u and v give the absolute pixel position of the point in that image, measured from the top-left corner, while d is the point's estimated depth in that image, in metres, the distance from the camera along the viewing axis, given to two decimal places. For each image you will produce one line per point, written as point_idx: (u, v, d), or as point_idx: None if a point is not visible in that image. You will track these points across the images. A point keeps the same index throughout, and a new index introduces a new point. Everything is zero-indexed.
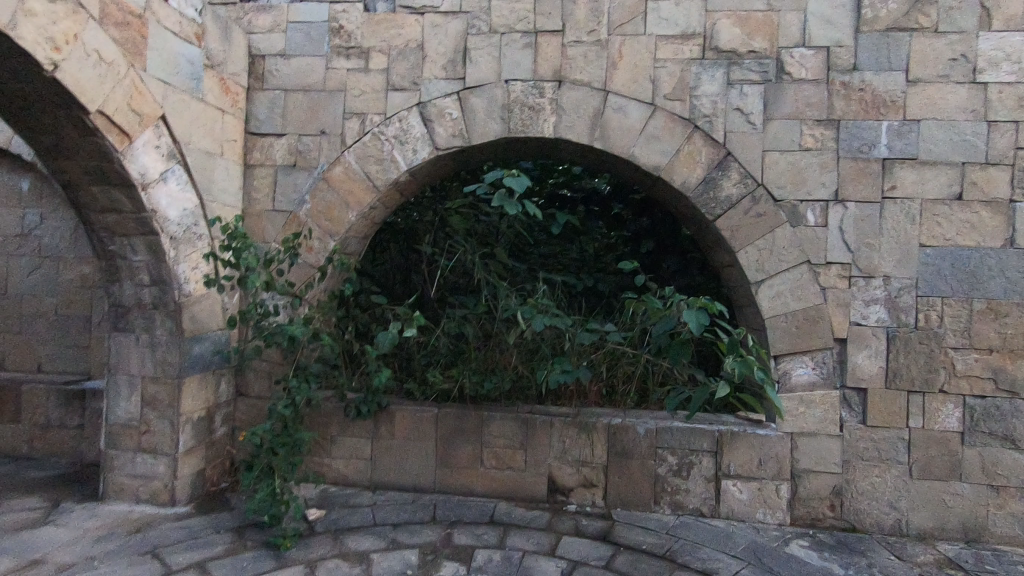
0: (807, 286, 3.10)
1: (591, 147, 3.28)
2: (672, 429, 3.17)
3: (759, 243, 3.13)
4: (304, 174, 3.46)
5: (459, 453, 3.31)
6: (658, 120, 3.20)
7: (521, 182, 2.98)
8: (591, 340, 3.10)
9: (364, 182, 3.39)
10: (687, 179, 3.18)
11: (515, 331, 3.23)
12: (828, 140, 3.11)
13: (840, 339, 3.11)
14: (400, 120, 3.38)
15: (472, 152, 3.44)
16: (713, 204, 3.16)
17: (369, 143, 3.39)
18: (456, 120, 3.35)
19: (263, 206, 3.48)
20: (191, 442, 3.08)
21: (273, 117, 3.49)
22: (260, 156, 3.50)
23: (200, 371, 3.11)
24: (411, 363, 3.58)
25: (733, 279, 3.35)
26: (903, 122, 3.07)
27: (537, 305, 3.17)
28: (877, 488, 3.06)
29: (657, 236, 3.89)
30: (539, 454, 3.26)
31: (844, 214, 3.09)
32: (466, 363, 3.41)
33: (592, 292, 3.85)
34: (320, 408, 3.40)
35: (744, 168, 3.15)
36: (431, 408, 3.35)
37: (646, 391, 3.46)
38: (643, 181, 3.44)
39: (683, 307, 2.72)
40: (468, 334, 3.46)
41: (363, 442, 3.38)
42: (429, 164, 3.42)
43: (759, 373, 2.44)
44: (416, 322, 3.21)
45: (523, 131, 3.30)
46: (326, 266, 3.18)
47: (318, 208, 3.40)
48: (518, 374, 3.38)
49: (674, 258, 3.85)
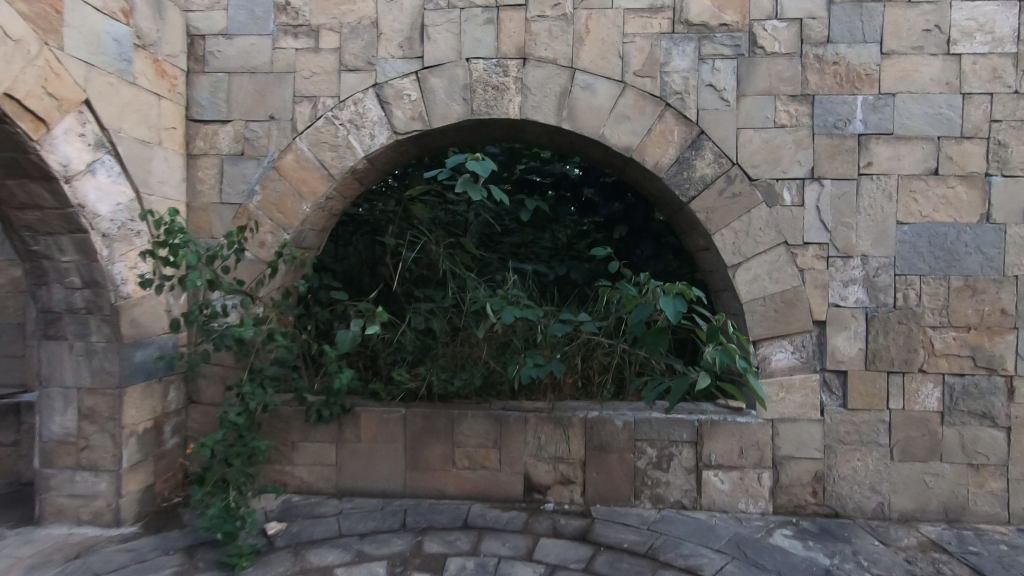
0: (784, 268, 3.00)
1: (559, 129, 3.12)
2: (650, 420, 3.05)
3: (735, 225, 3.01)
4: (253, 163, 3.22)
5: (429, 455, 3.15)
6: (629, 98, 3.05)
7: (485, 166, 2.79)
8: (564, 332, 2.94)
9: (319, 170, 3.17)
10: (659, 160, 3.04)
11: (484, 325, 3.05)
12: (803, 117, 3.01)
13: (818, 322, 3.03)
14: (355, 103, 3.16)
15: (434, 136, 3.24)
16: (688, 185, 3.03)
17: (322, 128, 3.17)
18: (415, 102, 3.14)
19: (209, 199, 3.22)
20: (136, 456, 2.85)
21: (216, 102, 3.23)
22: (203, 145, 3.24)
23: (144, 380, 2.86)
24: (377, 362, 3.37)
25: (709, 262, 3.24)
26: (877, 96, 2.98)
27: (508, 296, 3.00)
28: (858, 472, 3.00)
29: (630, 221, 3.75)
30: (513, 453, 3.11)
31: (821, 193, 3.00)
32: (433, 360, 3.22)
33: (565, 282, 3.69)
34: (279, 412, 3.18)
35: (718, 148, 3.03)
36: (398, 408, 3.17)
37: (623, 382, 3.32)
38: (614, 163, 3.29)
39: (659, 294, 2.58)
40: (435, 329, 3.26)
41: (327, 446, 3.18)
42: (388, 150, 3.21)
43: (742, 362, 2.32)
44: (379, 319, 3.01)
45: (486, 113, 3.12)
46: (276, 262, 2.90)
47: (270, 200, 3.16)
48: (489, 369, 3.20)
49: (649, 242, 3.72)
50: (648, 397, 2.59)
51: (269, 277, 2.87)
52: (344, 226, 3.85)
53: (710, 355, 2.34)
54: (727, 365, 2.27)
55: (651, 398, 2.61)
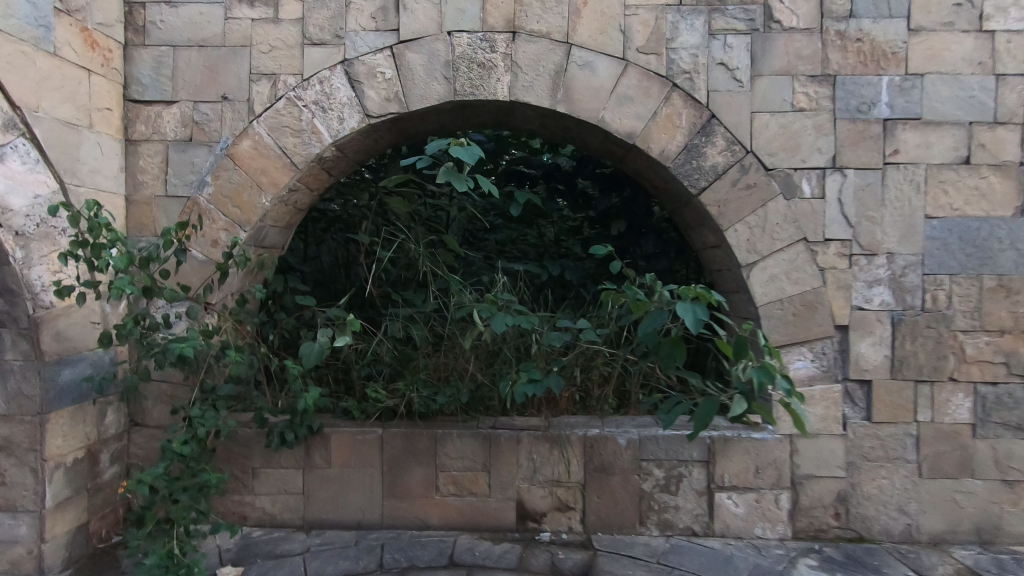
0: (803, 267, 2.71)
1: (554, 112, 2.77)
2: (657, 437, 2.74)
3: (750, 220, 2.71)
4: (204, 150, 2.80)
5: (410, 480, 2.78)
6: (631, 78, 2.72)
7: (471, 152, 2.41)
8: (563, 341, 2.60)
9: (280, 159, 2.78)
10: (666, 147, 2.72)
11: (471, 334, 2.69)
12: (824, 99, 2.71)
13: (840, 327, 2.74)
14: (322, 82, 2.77)
15: (412, 120, 2.87)
16: (697, 175, 2.72)
17: (284, 110, 2.77)
18: (390, 81, 2.76)
19: (153, 191, 2.80)
20: (65, 492, 2.43)
21: (160, 80, 2.80)
22: (145, 130, 2.81)
23: (72, 404, 2.45)
24: (349, 375, 2.99)
25: (719, 261, 2.93)
26: (904, 77, 2.69)
27: (499, 301, 2.64)
28: (884, 491, 2.72)
29: (628, 216, 3.43)
30: (505, 477, 2.77)
31: (843, 183, 2.71)
32: (414, 373, 2.86)
33: (558, 282, 3.35)
34: (236, 435, 2.78)
35: (731, 134, 2.72)
36: (374, 428, 2.80)
37: (625, 394, 3.00)
38: (615, 151, 2.96)
39: (670, 299, 2.25)
40: (415, 338, 2.89)
41: (293, 473, 2.80)
42: (360, 135, 2.83)
43: (783, 383, 2.00)
44: (350, 329, 2.63)
45: (471, 94, 2.76)
46: (225, 264, 2.47)
47: (223, 192, 2.76)
48: (477, 383, 2.83)
49: (650, 238, 3.40)
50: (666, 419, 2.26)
51: (219, 281, 2.44)
52: (316, 223, 3.50)
53: (745, 373, 2.04)
54: (766, 386, 1.96)
55: (669, 420, 2.29)
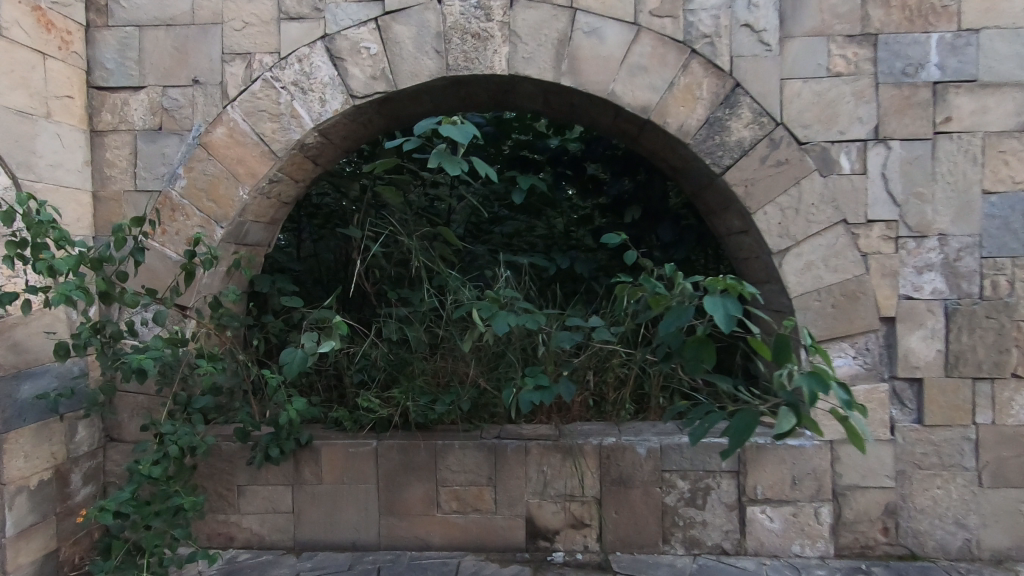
0: (843, 253, 2.41)
1: (558, 86, 2.49)
2: (681, 446, 2.46)
3: (781, 201, 2.41)
4: (175, 140, 2.56)
5: (409, 497, 2.53)
6: (644, 45, 2.43)
7: (465, 131, 2.11)
8: (574, 341, 2.32)
9: (258, 147, 2.53)
10: (685, 122, 2.43)
11: (471, 336, 2.42)
12: (864, 62, 2.39)
13: (887, 319, 2.44)
14: (301, 60, 2.51)
15: (402, 101, 2.60)
16: (721, 152, 2.42)
17: (260, 93, 2.52)
18: (376, 57, 2.49)
19: (122, 186, 2.57)
20: (30, 518, 2.22)
21: (125, 64, 2.56)
22: (111, 119, 2.57)
23: (35, 421, 2.23)
24: (341, 381, 2.74)
25: (746, 248, 2.64)
26: (957, 33, 2.37)
27: (502, 298, 2.37)
28: (939, 503, 2.42)
29: (643, 202, 3.14)
30: (512, 492, 2.51)
31: (888, 157, 2.39)
32: (410, 380, 2.60)
33: (568, 276, 3.07)
34: (219, 450, 2.55)
35: (758, 104, 2.41)
36: (369, 440, 2.55)
37: (644, 397, 2.71)
38: (627, 128, 2.67)
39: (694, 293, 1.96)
40: (411, 340, 2.63)
41: (282, 491, 2.57)
42: (345, 119, 2.57)
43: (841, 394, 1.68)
44: (338, 333, 2.37)
45: (465, 68, 2.48)
46: (191, 264, 2.21)
47: (198, 186, 2.53)
48: (479, 390, 2.56)
49: (668, 226, 3.09)
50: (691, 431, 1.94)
51: (185, 283, 2.19)
52: (309, 218, 3.27)
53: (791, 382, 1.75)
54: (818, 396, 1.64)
55: (697, 433, 1.96)
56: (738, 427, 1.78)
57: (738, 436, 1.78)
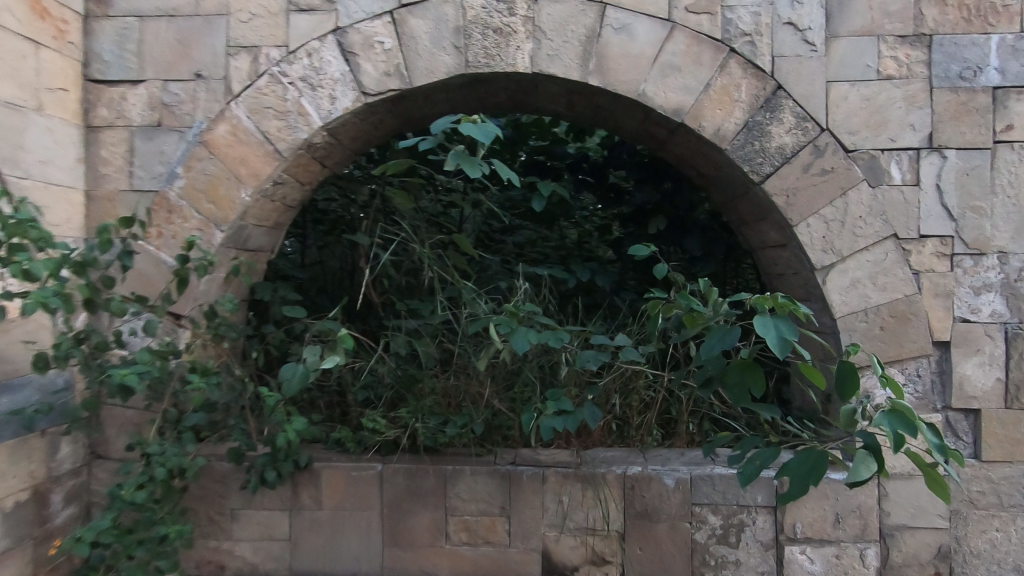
0: (893, 270, 2.21)
1: (584, 86, 2.32)
2: (713, 478, 2.25)
3: (825, 212, 2.22)
4: (174, 137, 2.40)
5: (415, 526, 2.33)
6: (678, 43, 2.26)
7: (485, 130, 1.93)
8: (599, 362, 2.12)
9: (261, 146, 2.37)
10: (721, 126, 2.25)
11: (486, 353, 2.23)
12: (916, 65, 2.21)
13: (940, 343, 2.23)
14: (310, 54, 2.35)
15: (417, 100, 2.44)
16: (760, 158, 2.24)
17: (265, 89, 2.36)
18: (390, 52, 2.33)
19: (117, 185, 2.41)
20: (2, 543, 2.03)
21: (124, 56, 2.41)
22: (107, 114, 2.41)
23: (11, 437, 2.05)
24: (345, 399, 2.55)
25: (784, 263, 2.44)
26: (1018, 35, 2.19)
27: (521, 312, 2.19)
28: (998, 547, 2.20)
29: (668, 213, 2.96)
30: (527, 523, 2.30)
31: (942, 166, 2.20)
32: (419, 399, 2.41)
33: (587, 290, 2.88)
34: (211, 471, 2.37)
35: (802, 108, 2.23)
36: (373, 464, 2.36)
37: (671, 422, 2.51)
38: (656, 132, 2.49)
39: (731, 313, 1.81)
40: (421, 356, 2.44)
41: (278, 516, 2.37)
42: (355, 118, 2.41)
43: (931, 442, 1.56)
44: (343, 347, 2.19)
45: (485, 66, 2.31)
46: (184, 269, 2.03)
47: (197, 186, 2.37)
48: (493, 411, 2.37)
49: (696, 237, 2.90)
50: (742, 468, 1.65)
51: (177, 290, 2.01)
52: (316, 225, 3.11)
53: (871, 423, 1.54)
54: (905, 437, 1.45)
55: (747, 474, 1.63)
56: (802, 465, 1.47)
57: (802, 476, 1.46)
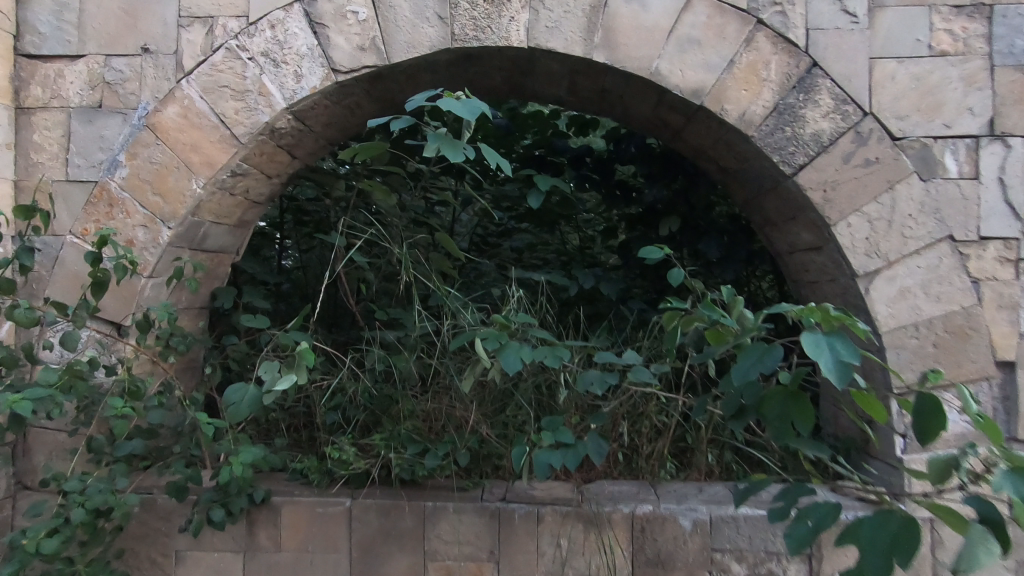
0: (949, 278, 1.88)
1: (589, 63, 2.01)
2: (737, 520, 1.91)
3: (869, 209, 1.90)
4: (116, 119, 2.09)
5: (389, 573, 1.99)
6: (698, 14, 1.95)
7: (471, 106, 1.61)
8: (605, 384, 1.76)
9: (217, 131, 2.06)
10: (747, 110, 1.94)
11: (472, 371, 1.90)
12: (975, 39, 1.90)
13: (1003, 364, 1.90)
14: (274, 26, 2.04)
15: (396, 80, 2.13)
16: (794, 147, 1.92)
17: (222, 65, 2.05)
18: (365, 23, 2.03)
19: (51, 175, 2.10)
20: None
21: (62, 28, 2.10)
22: (42, 93, 2.11)
23: None
24: (312, 421, 2.22)
25: (819, 269, 2.12)
26: None
27: (514, 325, 1.86)
28: None
29: (682, 212, 2.65)
30: (519, 571, 1.96)
31: (1005, 157, 1.89)
32: (395, 423, 2.07)
33: (591, 298, 2.56)
34: (154, 506, 2.03)
35: (841, 89, 1.92)
36: (341, 498, 2.03)
37: (686, 451, 2.18)
38: (671, 117, 2.17)
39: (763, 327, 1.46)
40: (399, 373, 2.12)
41: (230, 559, 2.04)
42: (325, 99, 2.10)
43: None
44: (302, 364, 1.84)
45: (474, 39, 2.01)
46: (102, 272, 1.72)
47: (143, 176, 2.06)
48: (481, 438, 2.03)
49: (714, 240, 2.57)
50: (788, 498, 1.29)
51: (95, 296, 1.69)
52: (297, 225, 2.84)
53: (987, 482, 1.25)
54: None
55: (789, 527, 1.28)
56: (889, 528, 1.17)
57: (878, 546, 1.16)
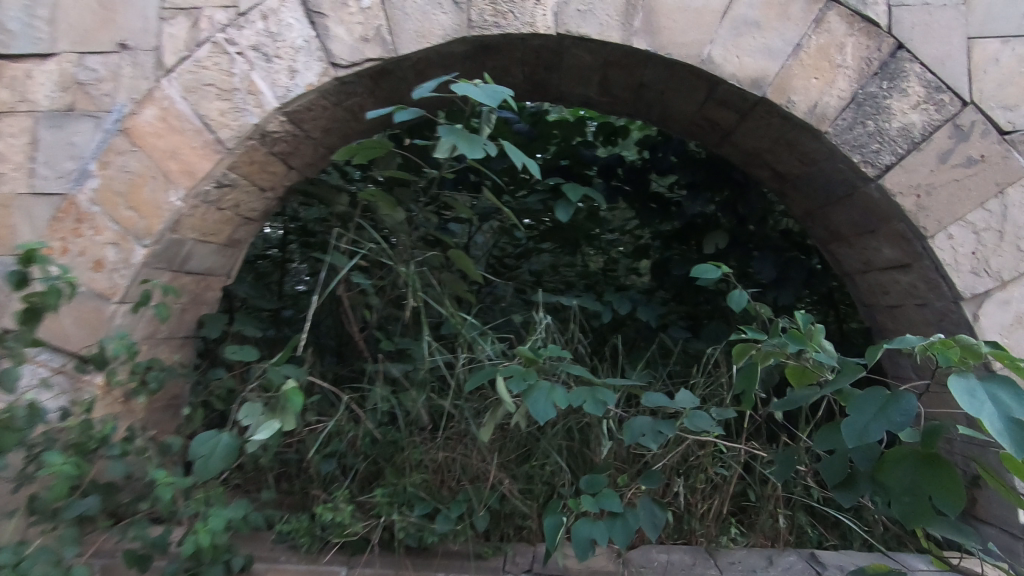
0: None
1: (628, 50, 1.72)
2: None
3: (975, 218, 1.56)
4: (88, 124, 1.84)
5: None
6: None
7: (493, 91, 1.33)
8: (660, 436, 1.41)
9: (200, 135, 1.80)
10: (819, 101, 1.63)
11: (492, 415, 1.57)
12: None
13: None
14: (266, 16, 1.79)
15: (404, 75, 1.86)
16: (877, 144, 1.61)
17: (207, 60, 1.80)
18: (368, 11, 1.77)
19: (13, 186, 1.84)
20: None
21: (32, 24, 1.87)
22: (7, 96, 1.87)
23: None
24: (305, 469, 1.90)
25: (905, 290, 1.77)
26: None
27: (543, 359, 1.54)
28: None
29: (729, 227, 2.32)
30: None
31: None
32: (400, 475, 1.74)
33: (627, 324, 2.22)
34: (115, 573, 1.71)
35: (934, 74, 1.60)
36: (335, 567, 1.69)
37: (749, 509, 1.80)
38: (724, 115, 1.86)
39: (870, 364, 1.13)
40: (406, 413, 1.80)
41: None
42: (322, 99, 1.84)
43: None
44: (290, 410, 1.52)
45: (494, 26, 1.73)
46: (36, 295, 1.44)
47: (115, 188, 1.80)
48: (502, 494, 1.69)
49: (768, 258, 2.24)
50: None
51: (31, 326, 1.43)
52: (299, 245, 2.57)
53: None
54: None
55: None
56: None
57: None
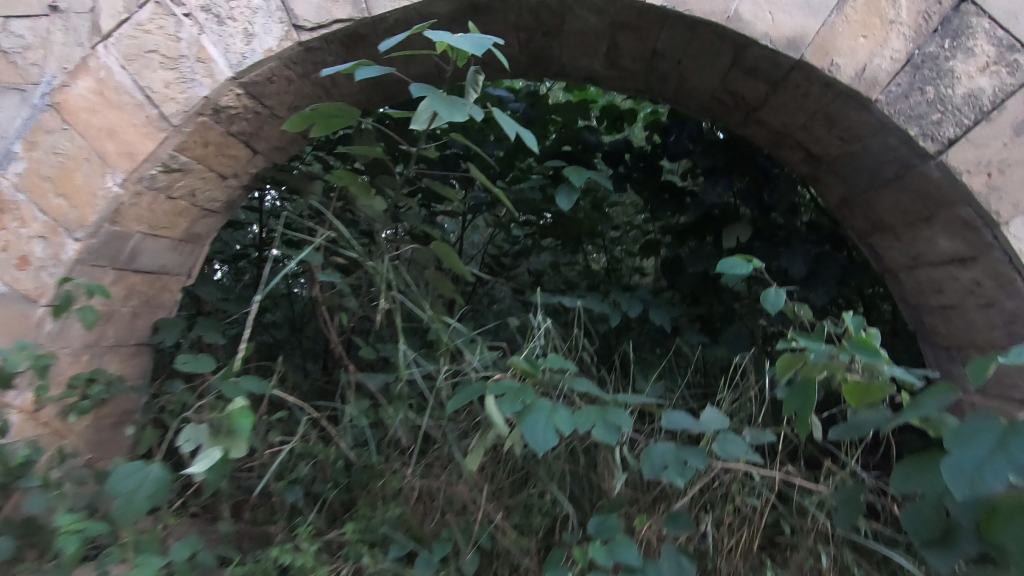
0: None
1: (641, 7, 1.46)
2: None
3: None
4: (11, 98, 1.52)
5: None
6: None
7: (477, 41, 1.10)
8: (687, 470, 1.15)
9: (142, 111, 1.55)
10: (867, 65, 1.38)
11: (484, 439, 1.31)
12: None
13: None
14: None
15: (380, 40, 1.60)
16: (938, 114, 1.36)
17: (149, 23, 1.54)
18: None
19: None
20: None
21: None
22: None
23: None
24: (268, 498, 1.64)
25: (965, 287, 1.51)
26: None
27: (542, 371, 1.28)
28: None
29: (751, 218, 2.07)
30: None
31: None
32: (375, 506, 1.48)
33: (637, 327, 1.96)
34: None
35: (1007, 29, 1.33)
36: None
37: (783, 544, 1.54)
38: (751, 85, 1.60)
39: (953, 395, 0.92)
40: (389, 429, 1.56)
41: None
42: (287, 69, 1.59)
43: None
44: (240, 433, 1.26)
45: None
46: None
47: (42, 171, 1.51)
48: (495, 529, 1.43)
49: (797, 251, 1.98)
50: None
51: None
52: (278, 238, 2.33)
53: None
54: None
55: None
56: None
57: None
